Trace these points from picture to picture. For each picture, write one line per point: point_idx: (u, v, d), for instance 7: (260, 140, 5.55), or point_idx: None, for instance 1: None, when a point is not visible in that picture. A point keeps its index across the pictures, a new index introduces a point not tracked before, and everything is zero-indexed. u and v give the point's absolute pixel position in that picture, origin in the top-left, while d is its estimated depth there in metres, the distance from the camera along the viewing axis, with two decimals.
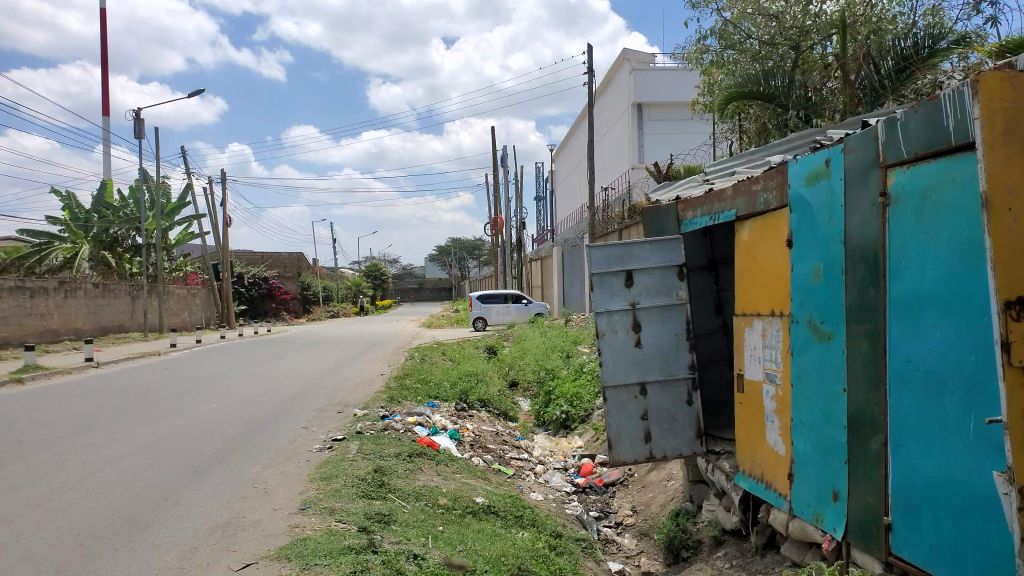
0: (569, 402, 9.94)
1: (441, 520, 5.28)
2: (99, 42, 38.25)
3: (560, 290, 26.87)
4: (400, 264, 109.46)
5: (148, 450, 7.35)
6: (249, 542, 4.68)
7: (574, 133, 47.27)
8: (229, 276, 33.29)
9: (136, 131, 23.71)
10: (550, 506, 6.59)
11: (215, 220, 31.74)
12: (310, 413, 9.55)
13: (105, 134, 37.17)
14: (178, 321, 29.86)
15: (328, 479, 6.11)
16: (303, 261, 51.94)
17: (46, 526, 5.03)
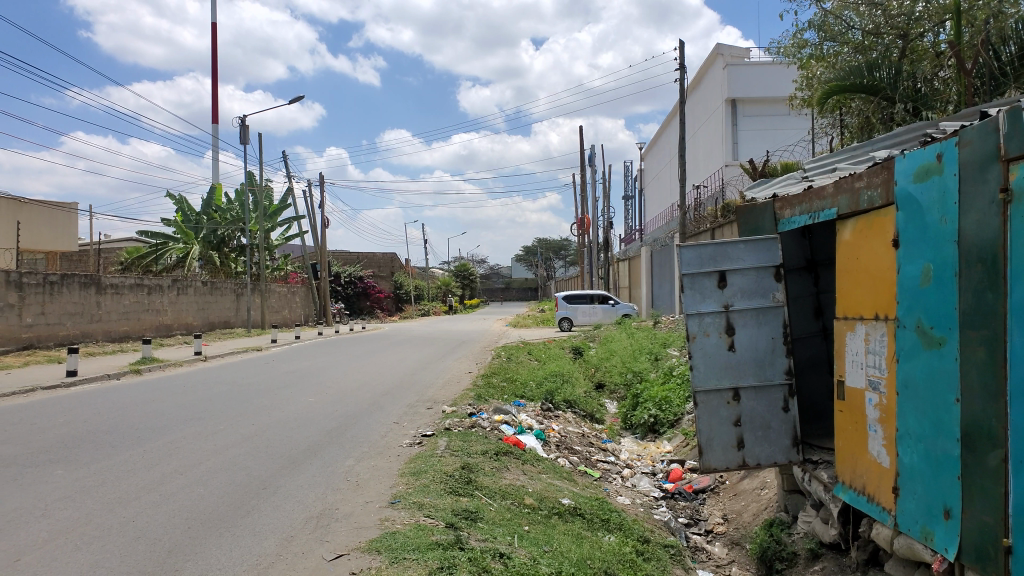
0: (657, 406, 9.78)
1: (528, 520, 5.28)
2: (211, 54, 40.44)
3: (649, 291, 26.53)
4: (488, 265, 110.69)
5: (251, 441, 7.68)
6: (341, 534, 4.80)
7: (664, 132, 46.66)
8: (327, 275, 34.47)
9: (242, 137, 24.89)
10: (637, 511, 6.49)
11: (314, 221, 32.93)
12: (402, 409, 9.74)
13: (215, 140, 39.20)
14: (279, 318, 31.17)
15: (417, 474, 6.21)
16: (397, 261, 53.25)
17: (159, 509, 5.31)
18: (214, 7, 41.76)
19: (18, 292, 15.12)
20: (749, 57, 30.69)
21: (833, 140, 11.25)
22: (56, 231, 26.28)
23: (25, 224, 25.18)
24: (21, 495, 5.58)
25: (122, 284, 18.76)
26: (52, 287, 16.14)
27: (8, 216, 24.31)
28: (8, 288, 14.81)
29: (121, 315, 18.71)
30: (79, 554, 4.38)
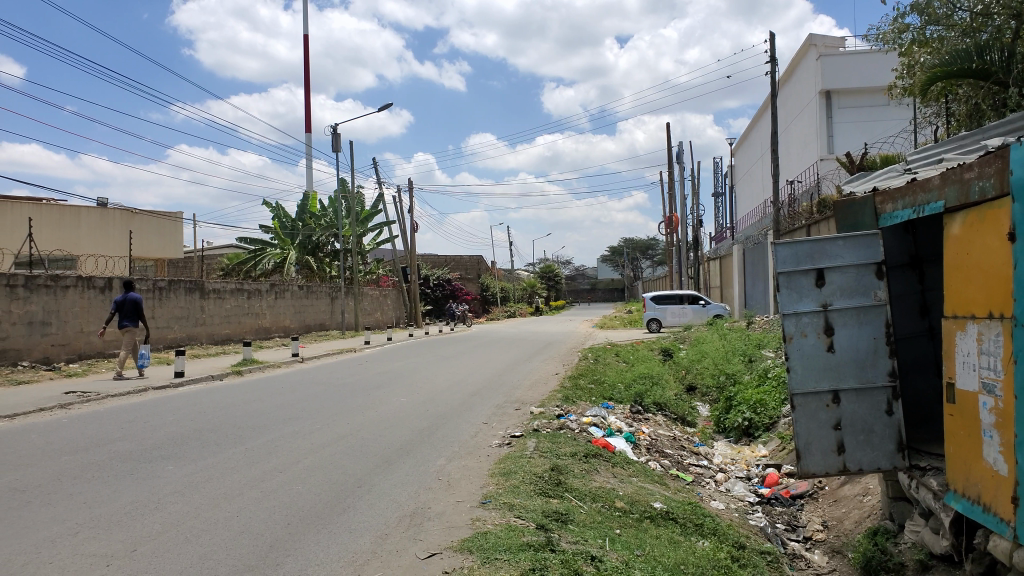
0: (752, 409, 9.50)
1: (619, 523, 5.23)
2: (304, 67, 42.08)
3: (741, 291, 25.84)
4: (573, 266, 110.55)
5: (346, 439, 7.92)
6: (434, 533, 4.88)
7: (755, 126, 45.41)
8: (416, 278, 35.19)
9: (334, 145, 25.70)
10: (732, 517, 6.34)
11: (404, 225, 33.69)
12: (490, 409, 9.83)
13: (309, 149, 40.71)
14: (371, 320, 32.03)
15: (507, 474, 6.26)
16: (483, 264, 53.91)
17: (261, 505, 5.55)
18: (306, 22, 43.39)
19: None
20: (844, 46, 29.53)
21: (938, 130, 10.70)
22: (164, 239, 27.83)
23: (137, 233, 26.77)
24: (137, 489, 5.93)
25: (224, 289, 19.70)
26: (161, 292, 17.12)
27: (121, 226, 25.91)
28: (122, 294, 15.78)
29: (223, 318, 19.65)
30: (188, 546, 4.62)
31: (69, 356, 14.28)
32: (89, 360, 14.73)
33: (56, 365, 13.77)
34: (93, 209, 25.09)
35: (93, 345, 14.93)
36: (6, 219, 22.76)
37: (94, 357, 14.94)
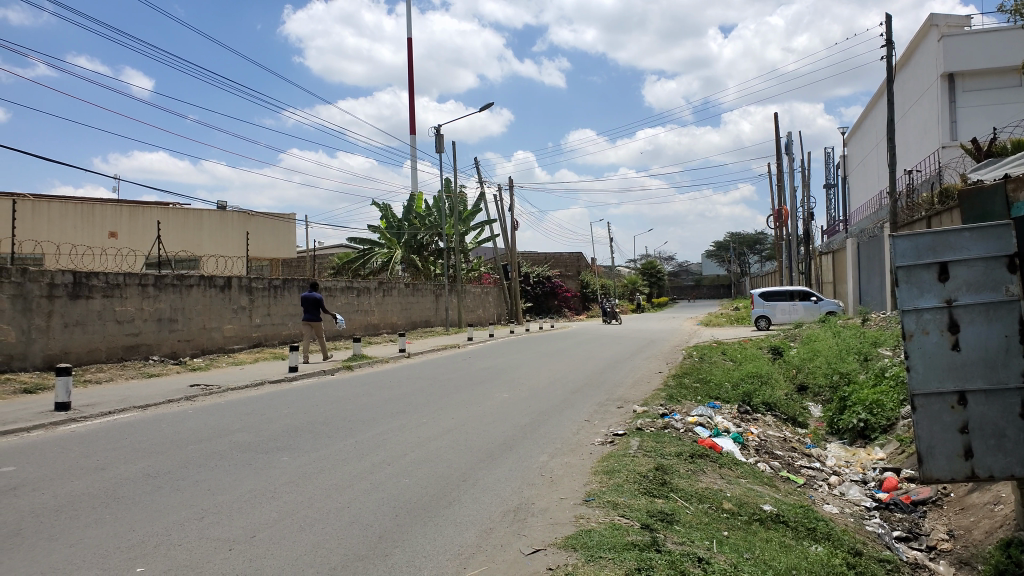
0: (868, 410, 9.07)
1: (727, 525, 5.10)
2: (408, 71, 43.26)
3: (855, 286, 24.66)
4: (676, 262, 108.63)
5: (450, 434, 8.09)
6: (538, 529, 4.93)
7: (870, 113, 43.21)
8: (517, 276, 35.48)
9: (438, 146, 26.26)
10: (847, 522, 6.07)
11: (505, 223, 34.04)
12: (592, 407, 9.81)
13: (412, 150, 41.80)
14: (474, 318, 32.53)
15: (610, 473, 6.22)
16: (583, 261, 53.69)
17: (371, 496, 5.76)
18: (410, 26, 44.52)
19: (248, 296, 16.94)
20: (971, 25, 27.64)
21: None
22: (279, 239, 29.17)
23: (253, 234, 28.23)
24: (256, 478, 6.26)
25: (334, 287, 20.50)
26: (276, 291, 17.98)
27: (239, 228, 27.36)
28: (241, 292, 16.66)
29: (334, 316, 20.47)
30: (304, 534, 4.85)
31: (194, 351, 15.23)
32: (211, 355, 15.66)
33: (182, 359, 14.71)
34: (214, 211, 26.62)
35: (214, 341, 15.86)
36: (137, 222, 24.49)
37: (216, 352, 15.88)
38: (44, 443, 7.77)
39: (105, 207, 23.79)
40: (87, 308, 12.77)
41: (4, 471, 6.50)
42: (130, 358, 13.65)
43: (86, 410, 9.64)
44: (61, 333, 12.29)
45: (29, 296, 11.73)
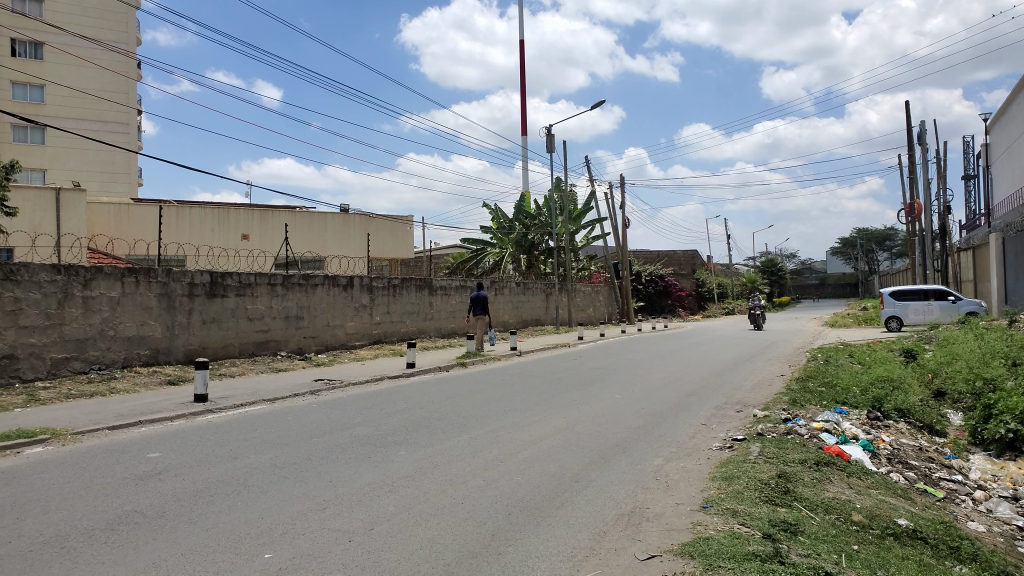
0: (1018, 419, 8.34)
1: (856, 539, 4.80)
2: (520, 73, 43.67)
3: (999, 286, 22.85)
4: (797, 260, 104.28)
5: (563, 434, 8.05)
6: (653, 534, 4.81)
7: (1017, 96, 39.82)
8: (629, 274, 35.00)
9: (550, 144, 26.27)
10: (996, 542, 5.59)
11: (617, 221, 33.70)
12: (709, 410, 9.50)
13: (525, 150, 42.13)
14: (584, 317, 32.39)
15: (729, 479, 6.00)
16: (698, 258, 52.39)
17: (484, 493, 5.79)
18: (521, 27, 44.76)
19: (369, 294, 17.53)
20: None
21: None
22: (397, 240, 29.97)
23: (373, 235, 29.19)
24: (373, 472, 6.44)
25: (448, 286, 20.91)
26: (395, 289, 18.51)
27: (361, 229, 28.29)
28: (362, 291, 17.25)
29: (448, 314, 20.90)
30: (419, 529, 4.92)
31: (318, 347, 15.91)
32: (334, 351, 16.31)
33: (307, 355, 15.40)
34: (337, 214, 27.71)
35: (337, 338, 16.51)
36: (268, 224, 25.84)
37: (339, 348, 16.51)
38: (183, 432, 8.29)
39: (239, 211, 25.23)
40: (223, 306, 13.57)
41: (150, 457, 6.98)
42: (260, 353, 14.40)
43: (222, 402, 10.23)
44: (200, 329, 13.11)
45: (172, 294, 12.57)
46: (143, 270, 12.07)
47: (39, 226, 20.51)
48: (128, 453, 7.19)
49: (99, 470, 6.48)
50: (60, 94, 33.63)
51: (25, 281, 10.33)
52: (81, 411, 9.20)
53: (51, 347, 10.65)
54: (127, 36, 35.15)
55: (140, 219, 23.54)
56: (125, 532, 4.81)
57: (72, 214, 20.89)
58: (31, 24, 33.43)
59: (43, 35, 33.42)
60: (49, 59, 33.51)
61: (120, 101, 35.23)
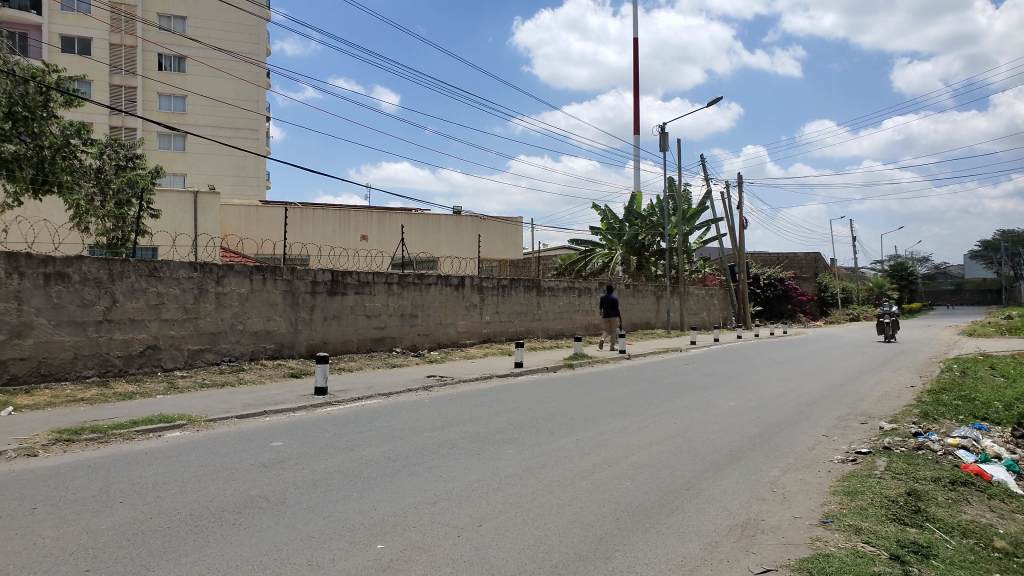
0: None
1: (998, 566, 4.41)
2: (634, 72, 43.18)
3: None
4: (931, 264, 97.79)
5: (674, 440, 7.86)
6: (768, 547, 4.60)
7: None
8: (746, 277, 33.89)
9: (663, 144, 25.80)
10: None
11: (733, 223, 32.71)
12: (830, 421, 9.02)
13: (638, 151, 41.58)
14: (697, 320, 31.60)
15: (852, 495, 5.66)
16: (821, 262, 50.07)
17: (592, 496, 5.72)
18: (635, 27, 44.28)
19: (479, 294, 17.76)
20: None
21: None
22: (508, 241, 30.26)
23: (485, 236, 29.61)
24: (483, 468, 6.49)
25: (558, 287, 20.92)
26: (505, 289, 18.68)
27: (472, 230, 28.76)
28: (473, 291, 17.50)
29: (557, 314, 20.91)
30: (526, 528, 4.91)
31: (431, 345, 16.27)
32: (445, 349, 16.64)
33: (420, 352, 15.78)
34: (450, 215, 28.32)
35: (449, 336, 16.84)
36: (385, 226, 26.72)
37: (450, 346, 16.83)
38: (304, 422, 8.66)
39: (359, 213, 26.22)
40: (342, 303, 14.09)
41: (273, 446, 7.33)
42: (377, 349, 14.88)
43: (340, 395, 10.62)
44: (321, 324, 13.68)
45: (296, 292, 13.17)
46: (270, 269, 12.72)
47: (179, 226, 22.05)
48: (253, 440, 7.58)
49: (229, 455, 6.87)
50: (199, 104, 36.09)
51: (166, 277, 11.08)
52: (213, 400, 9.79)
53: (188, 339, 11.38)
54: (259, 47, 37.29)
55: (268, 220, 24.89)
56: (251, 515, 5.06)
57: (208, 216, 22.35)
58: (176, 39, 36.10)
59: (186, 49, 36.02)
60: (191, 72, 36.11)
61: (252, 109, 37.39)
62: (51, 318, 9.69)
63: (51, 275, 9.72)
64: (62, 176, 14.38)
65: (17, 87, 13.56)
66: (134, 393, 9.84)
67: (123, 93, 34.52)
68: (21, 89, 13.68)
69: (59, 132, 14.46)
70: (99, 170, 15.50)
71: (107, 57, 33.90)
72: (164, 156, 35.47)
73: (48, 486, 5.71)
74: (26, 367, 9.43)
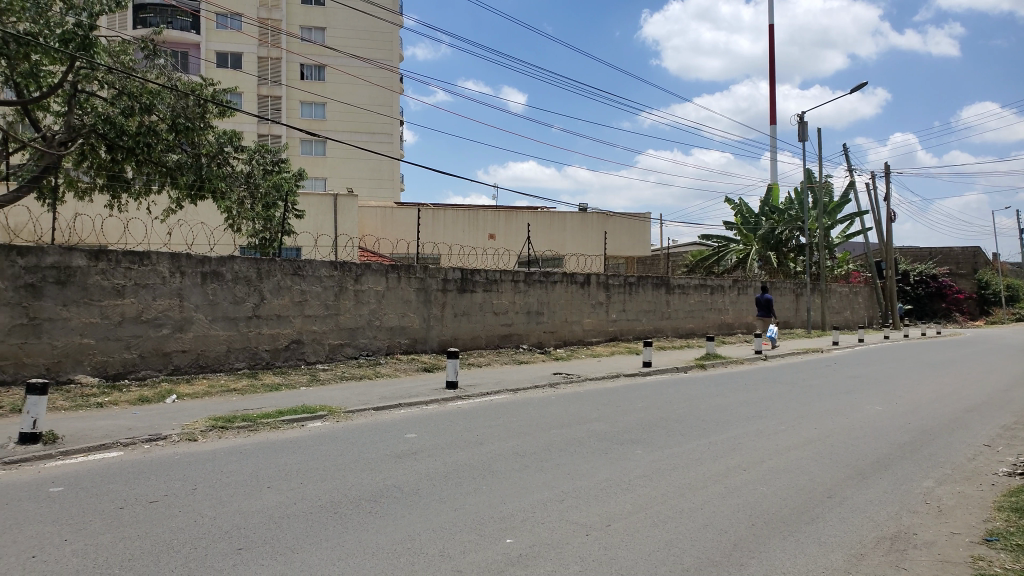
0: None
1: None
2: (770, 61, 41.46)
3: None
4: None
5: (814, 445, 7.46)
6: (922, 564, 4.26)
7: None
8: (894, 273, 31.75)
9: (801, 133, 24.62)
10: None
11: (879, 215, 30.73)
12: (993, 430, 8.27)
13: (774, 142, 39.88)
14: (840, 320, 29.92)
15: (1021, 512, 5.16)
16: (981, 257, 46.18)
17: (726, 500, 5.52)
18: (771, 14, 42.48)
19: (606, 291, 17.60)
20: None
21: None
22: (636, 237, 29.84)
23: (612, 233, 29.35)
24: (612, 468, 6.40)
25: (688, 285, 20.40)
26: (632, 287, 18.42)
27: (599, 227, 28.61)
28: (599, 288, 17.38)
29: (687, 312, 20.41)
30: (657, 531, 4.79)
31: (558, 342, 16.30)
32: (572, 347, 16.62)
33: (547, 349, 15.86)
34: (577, 212, 28.28)
35: (576, 333, 16.80)
36: (512, 224, 27.04)
37: (577, 344, 16.81)
38: (435, 416, 8.88)
39: (487, 211, 26.66)
40: (471, 301, 14.36)
41: (407, 437, 7.55)
42: (505, 345, 15.07)
43: (469, 389, 10.82)
44: (451, 321, 14.00)
45: (428, 289, 13.54)
46: (404, 267, 13.14)
47: (320, 227, 23.23)
48: (388, 432, 7.84)
49: (366, 446, 7.14)
50: (338, 110, 37.92)
51: (309, 275, 11.67)
52: (352, 392, 10.24)
53: (329, 333, 11.96)
54: (392, 53, 38.67)
55: (402, 220, 25.78)
56: (387, 504, 5.23)
57: (346, 217, 23.43)
58: (317, 49, 38.08)
59: (326, 58, 37.92)
60: (330, 80, 38.00)
61: (387, 113, 38.85)
62: (208, 314, 10.44)
63: (208, 273, 10.46)
64: (217, 181, 15.46)
65: (179, 100, 14.68)
66: (281, 384, 10.47)
67: (269, 103, 36.84)
68: (183, 102, 14.83)
69: (214, 141, 15.49)
70: (249, 174, 16.54)
71: (255, 69, 36.26)
72: (306, 161, 37.55)
73: (204, 469, 6.14)
74: (187, 358, 10.23)
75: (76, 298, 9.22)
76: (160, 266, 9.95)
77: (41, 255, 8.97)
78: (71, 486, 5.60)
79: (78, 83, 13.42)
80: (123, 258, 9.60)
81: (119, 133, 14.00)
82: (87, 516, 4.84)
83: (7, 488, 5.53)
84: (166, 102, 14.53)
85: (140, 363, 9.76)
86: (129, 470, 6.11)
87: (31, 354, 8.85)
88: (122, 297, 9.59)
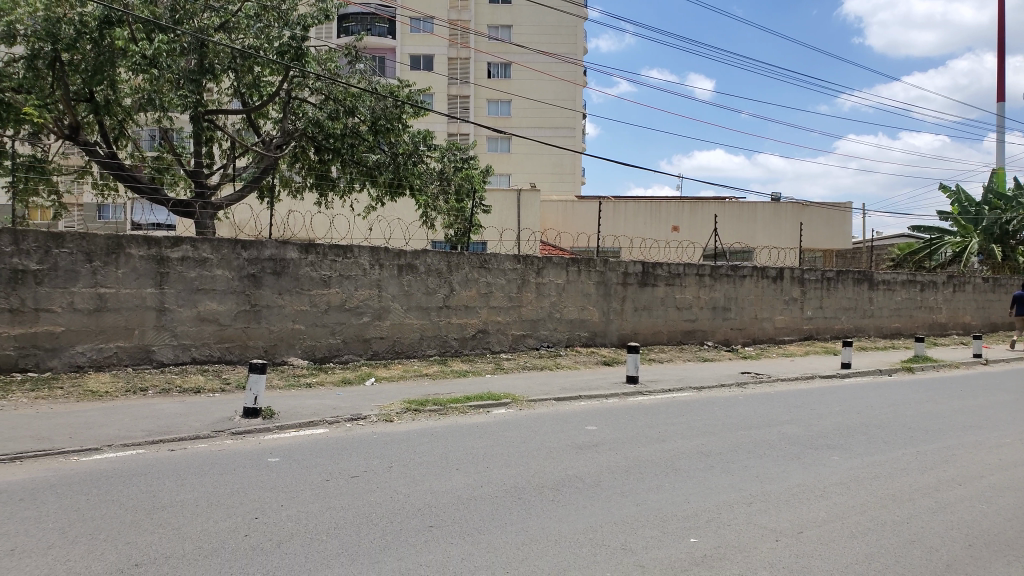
0: None
1: None
2: (997, 30, 37.02)
3: None
4: None
5: None
6: None
7: None
8: None
9: None
10: None
11: None
12: None
13: (1001, 122, 35.57)
14: None
15: None
16: None
17: (936, 516, 5.02)
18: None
19: (801, 287, 16.61)
20: None
21: None
22: (834, 229, 27.91)
23: (807, 225, 27.68)
24: (804, 473, 6.05)
25: (894, 280, 18.77)
26: (830, 283, 17.25)
27: (792, 219, 27.10)
28: (793, 284, 16.44)
29: (893, 311, 18.81)
30: (855, 542, 4.46)
31: (745, 340, 15.67)
32: (761, 345, 15.89)
33: (734, 347, 15.28)
34: (768, 203, 26.93)
35: (766, 331, 16.04)
36: (697, 216, 26.32)
37: (767, 343, 16.05)
38: (616, 410, 8.85)
39: (670, 204, 26.15)
40: (653, 294, 14.14)
41: (588, 429, 7.59)
42: (688, 341, 14.71)
43: (650, 385, 10.68)
44: (632, 315, 13.87)
45: (609, 283, 13.49)
46: (586, 261, 13.20)
47: (506, 223, 23.92)
48: (570, 423, 7.93)
49: (547, 436, 7.25)
50: (524, 107, 38.76)
51: (494, 269, 12.03)
52: (535, 382, 10.47)
53: (512, 324, 12.29)
54: (576, 46, 38.87)
55: (585, 215, 25.94)
56: (569, 494, 5.28)
57: (530, 212, 23.94)
58: (503, 47, 39.10)
59: (512, 55, 38.85)
60: (516, 77, 38.90)
61: (571, 107, 39.13)
62: (403, 304, 11.09)
63: (403, 265, 11.11)
64: (415, 178, 16.33)
65: (379, 102, 15.68)
66: (468, 371, 10.94)
67: (459, 102, 38.45)
68: (384, 104, 15.72)
69: (410, 141, 16.26)
70: (441, 172, 17.01)
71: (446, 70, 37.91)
72: (494, 158, 38.80)
73: (399, 450, 6.54)
74: (384, 344, 10.95)
75: (290, 287, 10.14)
76: (361, 259, 10.70)
77: (260, 249, 9.91)
78: (285, 457, 6.18)
79: (292, 91, 14.84)
80: (329, 251, 10.43)
81: (327, 135, 15.25)
82: (298, 486, 5.33)
83: (235, 455, 6.22)
84: (368, 105, 15.61)
85: (344, 348, 10.59)
86: (335, 446, 6.65)
87: (253, 337, 9.87)
88: (328, 287, 10.42)
